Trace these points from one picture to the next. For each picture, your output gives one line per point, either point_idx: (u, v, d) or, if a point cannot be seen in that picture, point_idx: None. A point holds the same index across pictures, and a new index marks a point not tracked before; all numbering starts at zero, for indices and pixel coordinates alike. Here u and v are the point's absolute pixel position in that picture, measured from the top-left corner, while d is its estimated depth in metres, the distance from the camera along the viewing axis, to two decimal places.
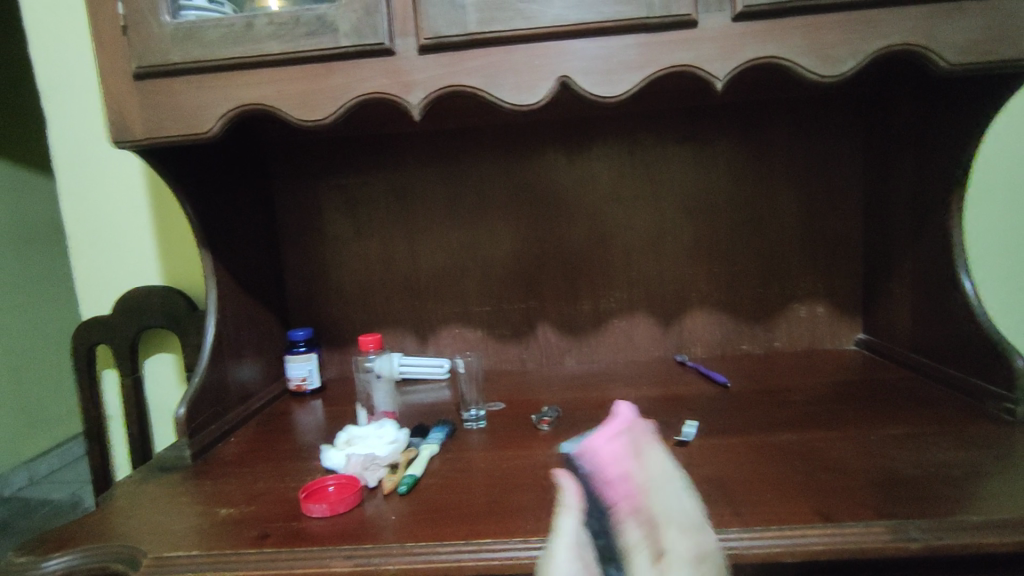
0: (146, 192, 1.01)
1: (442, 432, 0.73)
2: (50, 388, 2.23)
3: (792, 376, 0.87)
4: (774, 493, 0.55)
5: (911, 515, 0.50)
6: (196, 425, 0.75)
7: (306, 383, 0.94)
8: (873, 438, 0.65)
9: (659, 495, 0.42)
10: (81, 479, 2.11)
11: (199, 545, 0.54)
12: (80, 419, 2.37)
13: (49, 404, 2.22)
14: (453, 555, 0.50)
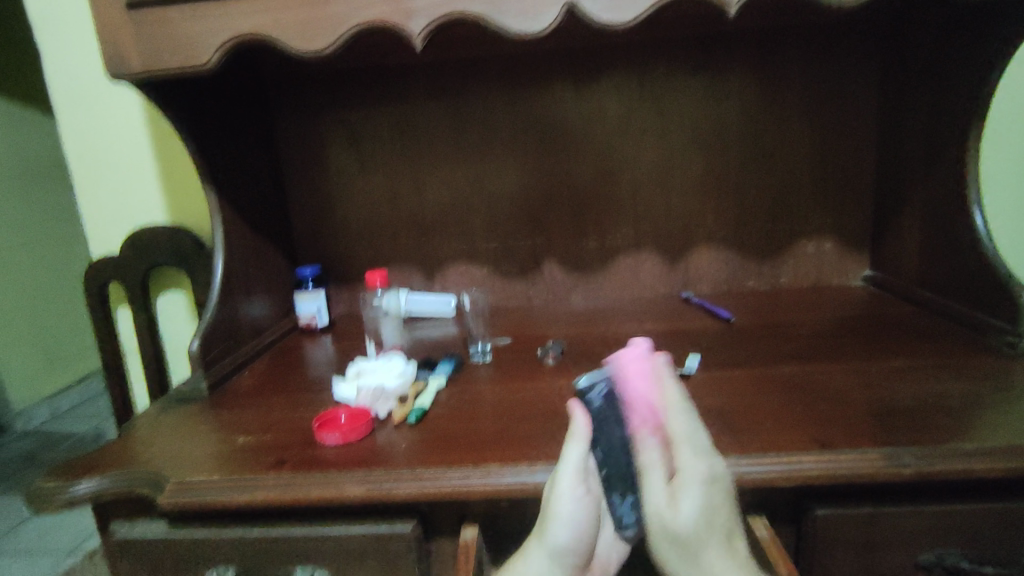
0: (147, 129, 1.00)
1: (450, 365, 0.75)
2: (66, 327, 2.29)
3: (796, 312, 0.87)
4: (773, 422, 0.56)
5: (907, 442, 0.51)
6: (210, 359, 0.77)
7: (316, 320, 0.96)
8: (874, 371, 0.66)
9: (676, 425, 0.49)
10: (102, 414, 2.20)
11: (220, 470, 0.56)
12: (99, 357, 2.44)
13: (66, 342, 2.29)
14: (461, 480, 0.53)
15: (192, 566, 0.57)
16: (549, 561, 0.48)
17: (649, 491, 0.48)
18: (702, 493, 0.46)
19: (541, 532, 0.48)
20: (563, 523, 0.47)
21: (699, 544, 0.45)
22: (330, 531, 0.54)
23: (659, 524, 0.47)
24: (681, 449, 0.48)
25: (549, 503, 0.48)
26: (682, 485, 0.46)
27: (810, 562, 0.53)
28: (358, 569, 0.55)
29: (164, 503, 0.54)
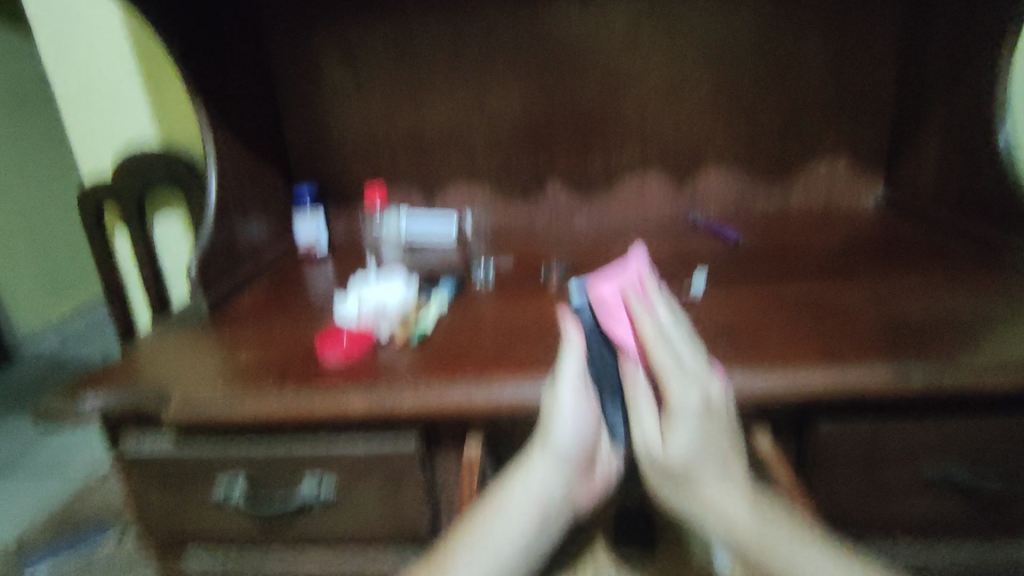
0: (128, 41, 0.95)
1: (451, 284, 0.73)
2: (64, 253, 2.29)
3: (804, 233, 0.85)
4: (781, 335, 0.57)
5: (914, 358, 0.51)
6: (209, 279, 0.76)
7: (316, 246, 0.94)
8: (884, 288, 0.65)
9: (657, 356, 0.47)
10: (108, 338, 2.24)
11: (224, 384, 0.57)
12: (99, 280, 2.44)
13: (66, 267, 2.29)
14: (463, 396, 0.53)
15: (202, 478, 0.58)
16: (556, 466, 0.48)
17: (639, 424, 0.48)
18: (698, 426, 0.45)
19: (545, 439, 0.48)
20: (566, 424, 0.48)
21: (696, 478, 0.44)
22: (335, 447, 0.55)
23: (650, 458, 0.46)
24: (672, 383, 0.46)
25: (550, 410, 0.48)
26: (676, 419, 0.45)
27: (809, 472, 0.55)
28: (365, 480, 0.57)
29: (171, 419, 0.55)
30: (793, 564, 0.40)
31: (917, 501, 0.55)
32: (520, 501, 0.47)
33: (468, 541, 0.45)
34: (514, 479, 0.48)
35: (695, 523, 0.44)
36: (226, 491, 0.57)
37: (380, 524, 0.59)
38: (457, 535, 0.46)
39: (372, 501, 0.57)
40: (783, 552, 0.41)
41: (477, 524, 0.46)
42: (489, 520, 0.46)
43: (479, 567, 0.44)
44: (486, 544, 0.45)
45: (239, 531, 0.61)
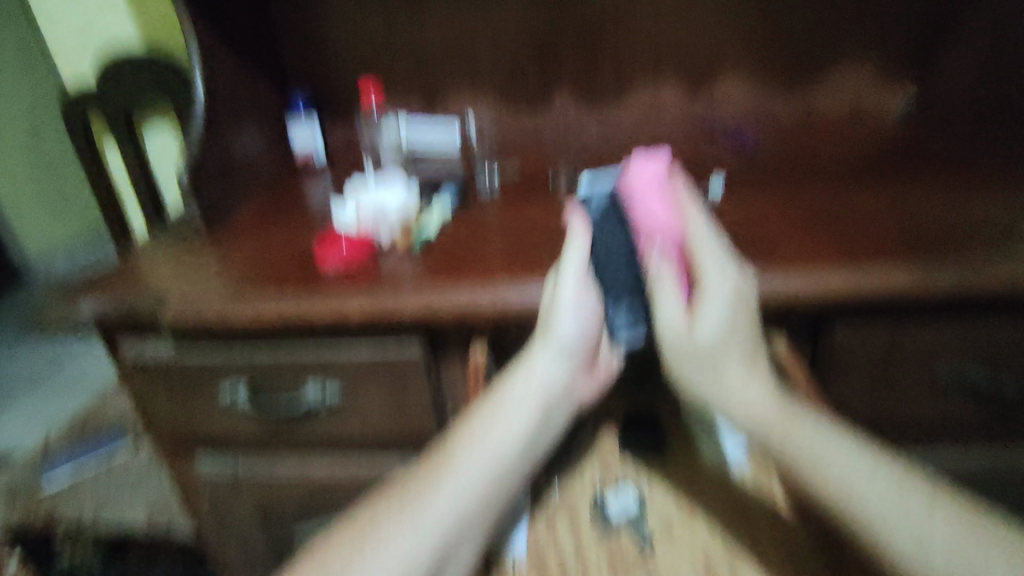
0: None
1: (452, 190, 0.69)
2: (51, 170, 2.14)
3: (826, 140, 0.81)
4: (800, 237, 0.54)
5: (943, 261, 0.49)
6: (203, 188, 0.72)
7: (314, 156, 0.90)
8: (912, 194, 0.61)
9: (697, 240, 0.46)
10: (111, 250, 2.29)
11: (221, 290, 0.55)
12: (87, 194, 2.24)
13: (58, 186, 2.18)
14: (469, 299, 0.51)
15: (206, 384, 0.58)
16: (558, 359, 0.47)
17: (664, 312, 0.45)
18: (727, 307, 0.44)
19: (545, 332, 0.47)
20: (568, 314, 0.47)
21: (723, 358, 0.43)
22: (339, 351, 0.54)
23: (674, 343, 0.44)
24: (706, 264, 0.45)
25: (551, 304, 0.48)
26: (705, 299, 0.44)
27: (823, 375, 0.54)
28: (370, 387, 0.56)
29: (168, 326, 0.54)
30: (808, 447, 0.39)
31: (930, 405, 0.54)
32: (521, 394, 0.46)
33: (468, 433, 0.43)
34: (513, 375, 0.47)
35: (720, 410, 0.43)
36: (233, 394, 0.58)
37: (387, 428, 0.59)
38: (457, 429, 0.44)
39: (378, 405, 0.57)
40: (800, 434, 0.39)
41: (475, 416, 0.44)
42: (488, 413, 0.44)
43: (477, 457, 0.42)
44: (485, 435, 0.43)
45: (247, 435, 0.61)
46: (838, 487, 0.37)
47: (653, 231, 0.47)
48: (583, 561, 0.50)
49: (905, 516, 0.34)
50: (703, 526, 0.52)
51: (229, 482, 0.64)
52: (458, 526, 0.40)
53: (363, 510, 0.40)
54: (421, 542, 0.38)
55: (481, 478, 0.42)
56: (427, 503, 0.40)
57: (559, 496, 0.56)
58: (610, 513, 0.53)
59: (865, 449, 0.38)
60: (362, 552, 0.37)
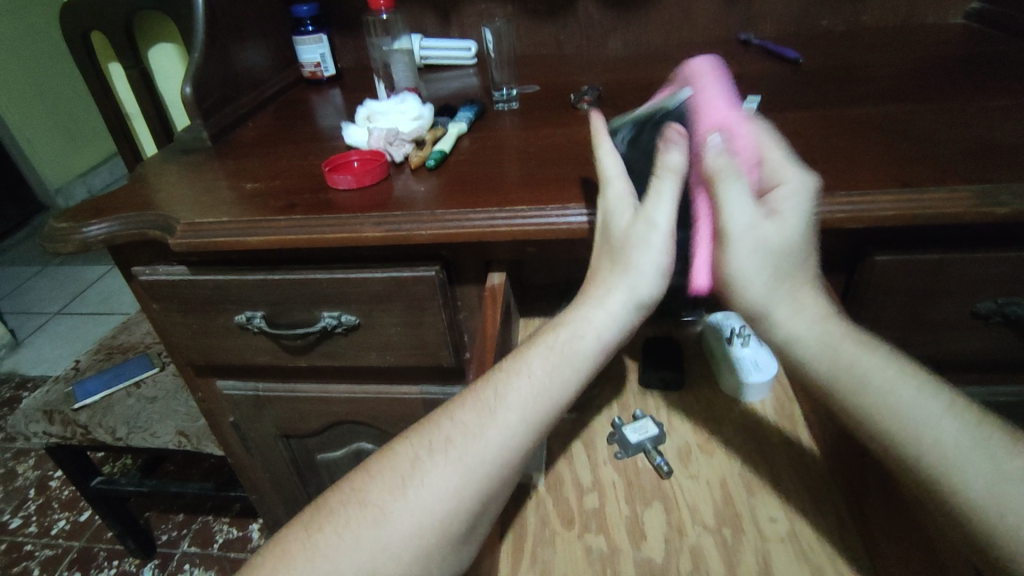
0: None
1: (471, 112, 0.65)
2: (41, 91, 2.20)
3: (876, 51, 0.74)
4: (846, 161, 0.50)
5: (1007, 183, 0.44)
6: (207, 107, 0.69)
7: (321, 70, 0.84)
8: (965, 110, 0.56)
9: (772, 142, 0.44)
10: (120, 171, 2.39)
11: (230, 213, 0.53)
12: (93, 114, 2.40)
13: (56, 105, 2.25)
14: (487, 222, 0.49)
15: (222, 307, 0.57)
16: (630, 302, 0.43)
17: (729, 206, 0.41)
18: (807, 203, 0.43)
19: (628, 275, 0.43)
20: (664, 241, 0.43)
21: (799, 264, 0.42)
22: (351, 277, 0.53)
23: (757, 242, 0.41)
24: (775, 165, 0.43)
25: (630, 237, 0.43)
26: (781, 195, 0.42)
27: (855, 306, 0.51)
28: (385, 314, 0.55)
29: (176, 245, 0.52)
30: (872, 382, 0.38)
31: (970, 339, 0.51)
32: (588, 341, 0.42)
33: (518, 371, 0.41)
34: (585, 322, 0.43)
35: (788, 321, 0.41)
36: (248, 313, 0.56)
37: (403, 357, 0.58)
38: (502, 367, 0.42)
39: (393, 333, 0.56)
40: (867, 367, 0.38)
41: (531, 357, 0.41)
42: (546, 354, 0.41)
43: (529, 399, 0.40)
44: (540, 377, 0.41)
45: (263, 362, 0.61)
46: (902, 422, 0.36)
47: (719, 117, 0.43)
48: (599, 487, 0.50)
49: (971, 455, 0.33)
50: (722, 454, 0.51)
51: (252, 399, 0.66)
52: (506, 470, 0.38)
53: (401, 447, 0.39)
54: (460, 481, 0.37)
55: (533, 419, 0.39)
56: (474, 443, 0.38)
57: (576, 423, 0.55)
58: (629, 440, 0.51)
59: (933, 390, 0.37)
60: (404, 489, 0.37)
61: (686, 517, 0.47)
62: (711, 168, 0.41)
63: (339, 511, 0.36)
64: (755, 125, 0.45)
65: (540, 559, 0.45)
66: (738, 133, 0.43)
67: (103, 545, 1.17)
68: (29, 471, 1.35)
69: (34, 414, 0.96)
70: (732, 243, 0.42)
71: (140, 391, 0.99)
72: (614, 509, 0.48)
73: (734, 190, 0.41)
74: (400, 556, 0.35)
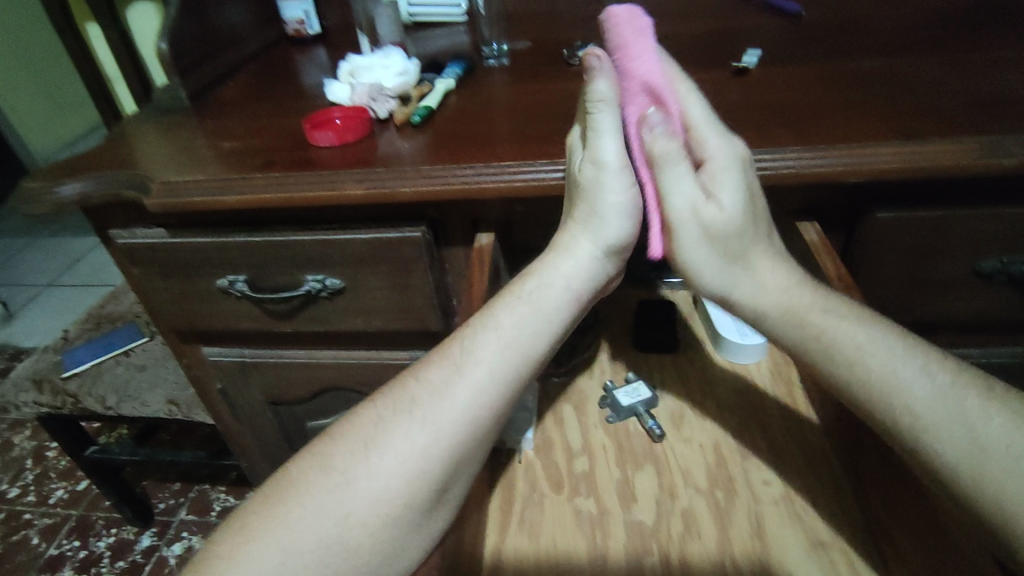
0: None
1: (459, 67, 0.63)
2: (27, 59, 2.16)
3: (881, 4, 0.71)
4: (845, 114, 0.48)
5: (1014, 134, 0.42)
6: (185, 63, 0.66)
7: (305, 27, 0.81)
8: (974, 62, 0.54)
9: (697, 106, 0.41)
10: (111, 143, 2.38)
11: (207, 172, 0.51)
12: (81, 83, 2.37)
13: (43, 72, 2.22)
14: (473, 177, 0.47)
15: (203, 271, 0.55)
16: (596, 247, 0.43)
17: (674, 192, 0.41)
18: (741, 177, 0.41)
19: (591, 223, 0.43)
20: (621, 210, 0.43)
21: (746, 242, 0.41)
22: (334, 238, 0.51)
23: (702, 228, 0.41)
24: (703, 132, 0.41)
25: (595, 194, 0.42)
26: (715, 170, 0.41)
27: (854, 266, 0.49)
28: (371, 277, 0.53)
29: (152, 206, 0.50)
30: (850, 339, 0.37)
31: (970, 299, 0.50)
32: (558, 293, 0.42)
33: (487, 325, 0.40)
34: (552, 270, 0.43)
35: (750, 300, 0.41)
36: (230, 277, 0.55)
37: (390, 321, 0.56)
38: (470, 323, 0.41)
39: (380, 297, 0.54)
40: (840, 325, 0.37)
41: (498, 310, 0.41)
42: (516, 308, 0.41)
43: (498, 356, 0.39)
44: (508, 329, 0.40)
45: (249, 327, 0.59)
46: (879, 377, 0.35)
47: (648, 75, 0.40)
48: (589, 450, 0.49)
49: (953, 411, 0.32)
50: (715, 417, 0.50)
51: (238, 365, 0.65)
52: (477, 429, 0.37)
53: (365, 410, 0.38)
54: (428, 444, 0.36)
55: (503, 374, 0.39)
56: (441, 402, 0.37)
57: (567, 386, 0.54)
58: (621, 403, 0.50)
59: (912, 343, 0.36)
60: (369, 452, 0.35)
61: (678, 480, 0.46)
62: (652, 152, 0.40)
63: (302, 478, 0.35)
64: (682, 87, 0.42)
65: (528, 522, 0.45)
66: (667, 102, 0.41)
67: (101, 513, 1.17)
68: (24, 441, 1.35)
69: (24, 383, 0.95)
70: (680, 231, 0.42)
71: (130, 360, 0.98)
72: (604, 473, 0.47)
73: (674, 178, 0.40)
74: (367, 522, 0.34)
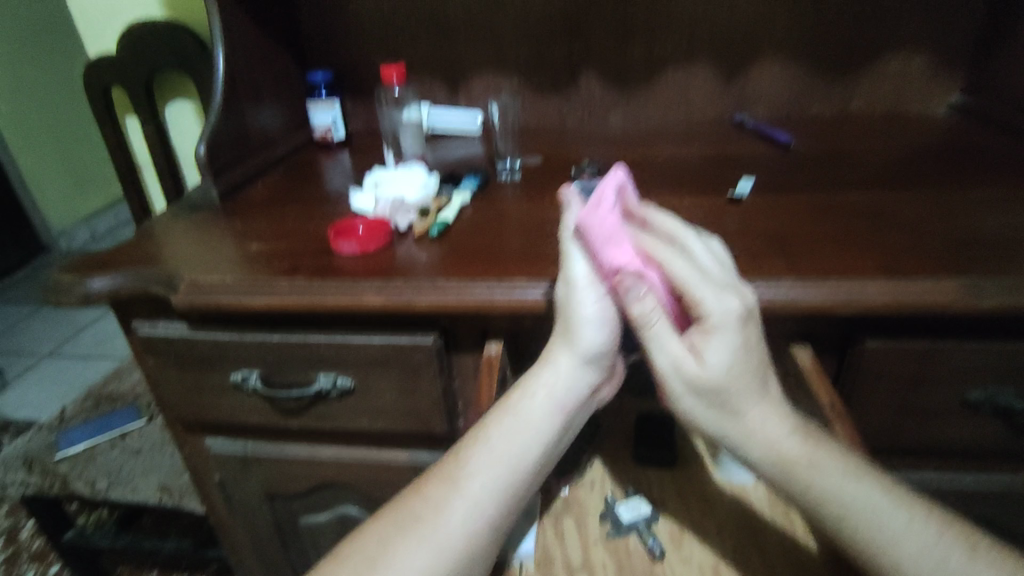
0: None
1: (475, 181, 0.68)
2: (58, 142, 2.30)
3: (864, 139, 0.77)
4: (834, 247, 0.51)
5: (993, 276, 0.46)
6: (218, 166, 0.71)
7: (332, 134, 0.87)
8: (955, 201, 0.58)
9: (674, 264, 0.43)
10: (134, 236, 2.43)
11: (233, 274, 0.54)
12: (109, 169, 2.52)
13: (74, 154, 2.36)
14: (486, 293, 0.50)
15: (217, 365, 0.57)
16: (575, 359, 0.45)
17: (656, 345, 0.42)
18: (733, 337, 0.41)
19: (567, 334, 0.45)
20: (593, 323, 0.45)
21: (736, 398, 0.41)
22: (348, 341, 0.53)
23: (686, 380, 0.42)
24: (693, 290, 0.42)
25: (571, 309, 0.45)
26: (706, 329, 0.42)
27: (847, 390, 0.51)
28: (380, 378, 0.55)
29: (179, 303, 0.53)
30: (832, 492, 0.38)
31: (960, 427, 0.51)
32: (540, 402, 0.44)
33: (481, 440, 0.42)
34: (535, 378, 0.45)
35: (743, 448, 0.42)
36: (243, 372, 0.56)
37: (396, 422, 0.57)
38: (466, 436, 0.43)
39: (388, 399, 0.56)
40: (822, 471, 0.39)
41: (489, 423, 0.43)
42: (506, 424, 0.43)
43: (495, 471, 0.41)
44: (500, 443, 0.42)
45: (255, 421, 0.60)
46: (862, 534, 0.37)
47: (622, 259, 0.43)
48: (588, 566, 0.49)
49: (932, 567, 0.35)
50: (714, 536, 0.50)
51: (239, 458, 0.65)
52: (474, 542, 0.39)
53: (368, 530, 0.40)
54: (429, 561, 0.38)
55: (498, 488, 0.41)
56: (439, 520, 0.39)
57: (567, 498, 0.55)
58: (621, 520, 0.51)
59: (892, 497, 0.38)
60: (373, 570, 0.37)
61: None
62: (637, 315, 0.42)
63: None
64: (663, 253, 0.44)
65: None
66: (646, 268, 0.43)
67: None
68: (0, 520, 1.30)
69: (14, 461, 0.94)
70: (667, 383, 0.43)
71: (125, 443, 0.97)
72: None
73: (658, 335, 0.42)
74: None
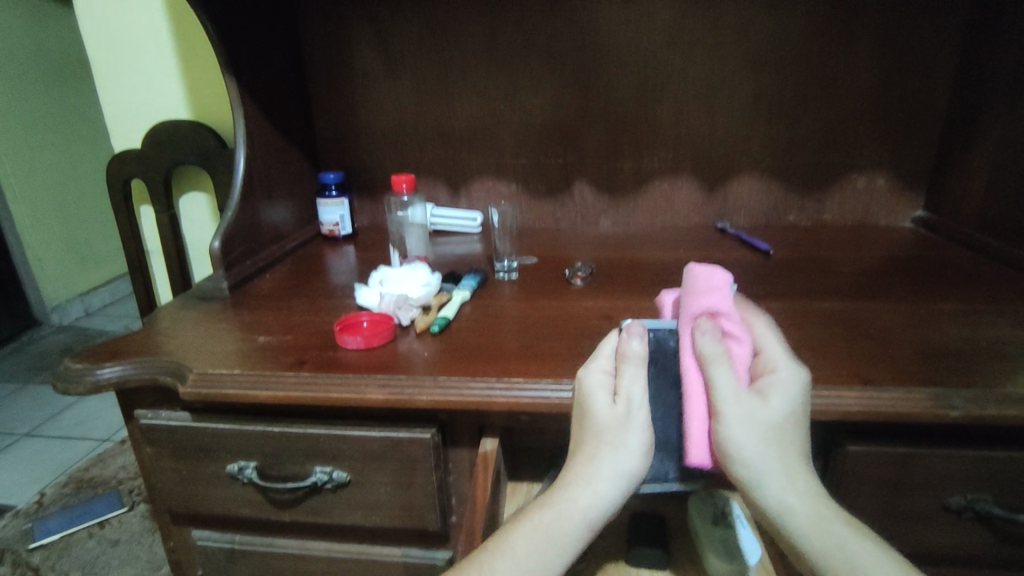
0: (172, 29, 0.93)
1: (475, 279, 0.72)
2: (62, 221, 2.36)
3: (838, 248, 0.82)
4: (812, 354, 0.55)
5: (958, 386, 0.49)
6: (230, 259, 0.75)
7: (338, 229, 0.92)
8: (922, 312, 0.63)
9: (760, 330, 0.46)
10: (128, 314, 2.45)
11: (240, 366, 0.56)
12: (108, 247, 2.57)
13: (76, 232, 2.42)
14: (485, 391, 0.52)
15: (215, 457, 0.58)
16: (619, 483, 0.42)
17: (721, 380, 0.42)
18: (795, 394, 0.43)
19: (612, 454, 0.42)
20: (639, 452, 0.42)
21: (793, 451, 0.41)
22: (348, 435, 0.54)
23: (749, 418, 0.41)
24: (768, 355, 0.45)
25: (621, 429, 0.43)
26: (771, 380, 0.43)
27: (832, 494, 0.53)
28: (376, 472, 0.56)
29: (185, 394, 0.54)
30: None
31: (943, 533, 0.53)
32: (575, 524, 0.41)
33: (502, 552, 0.41)
34: (569, 497, 0.42)
35: (775, 496, 0.40)
36: (241, 463, 0.57)
37: (389, 517, 0.58)
38: (486, 547, 0.42)
39: (382, 493, 0.56)
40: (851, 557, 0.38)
41: (513, 535, 0.42)
42: (530, 536, 0.41)
43: None
44: (524, 558, 0.41)
45: (247, 514, 0.60)
46: None
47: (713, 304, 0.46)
48: None
49: None
50: None
51: (226, 553, 0.64)
52: None
53: None
54: None
55: None
56: None
57: None
58: None
59: None
60: None
61: None
62: (709, 352, 0.43)
63: None
64: (753, 323, 0.47)
65: None
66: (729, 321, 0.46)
67: None
68: None
69: None
70: (726, 424, 0.41)
71: (103, 533, 0.95)
72: None
73: (723, 372, 0.42)
74: None
